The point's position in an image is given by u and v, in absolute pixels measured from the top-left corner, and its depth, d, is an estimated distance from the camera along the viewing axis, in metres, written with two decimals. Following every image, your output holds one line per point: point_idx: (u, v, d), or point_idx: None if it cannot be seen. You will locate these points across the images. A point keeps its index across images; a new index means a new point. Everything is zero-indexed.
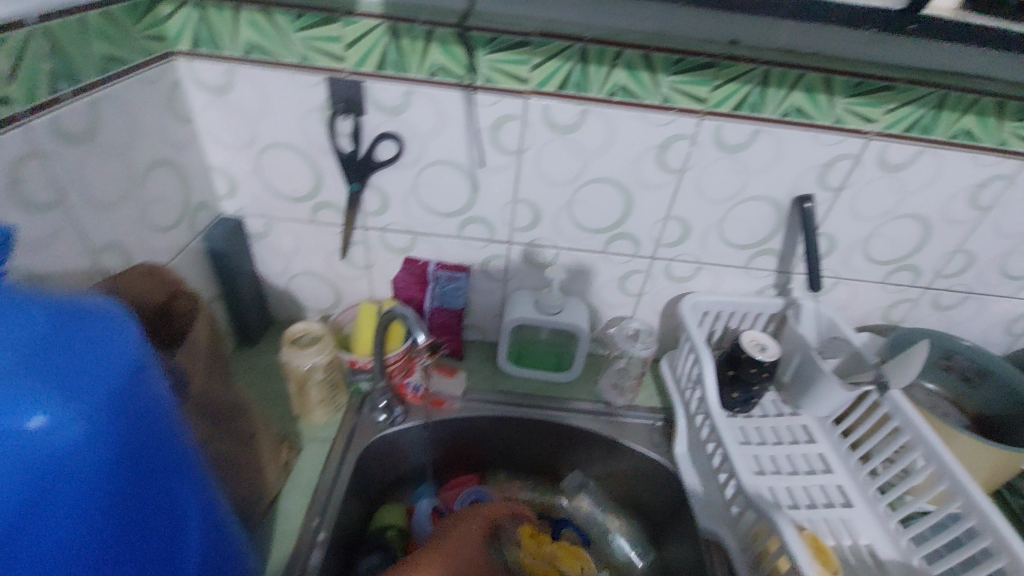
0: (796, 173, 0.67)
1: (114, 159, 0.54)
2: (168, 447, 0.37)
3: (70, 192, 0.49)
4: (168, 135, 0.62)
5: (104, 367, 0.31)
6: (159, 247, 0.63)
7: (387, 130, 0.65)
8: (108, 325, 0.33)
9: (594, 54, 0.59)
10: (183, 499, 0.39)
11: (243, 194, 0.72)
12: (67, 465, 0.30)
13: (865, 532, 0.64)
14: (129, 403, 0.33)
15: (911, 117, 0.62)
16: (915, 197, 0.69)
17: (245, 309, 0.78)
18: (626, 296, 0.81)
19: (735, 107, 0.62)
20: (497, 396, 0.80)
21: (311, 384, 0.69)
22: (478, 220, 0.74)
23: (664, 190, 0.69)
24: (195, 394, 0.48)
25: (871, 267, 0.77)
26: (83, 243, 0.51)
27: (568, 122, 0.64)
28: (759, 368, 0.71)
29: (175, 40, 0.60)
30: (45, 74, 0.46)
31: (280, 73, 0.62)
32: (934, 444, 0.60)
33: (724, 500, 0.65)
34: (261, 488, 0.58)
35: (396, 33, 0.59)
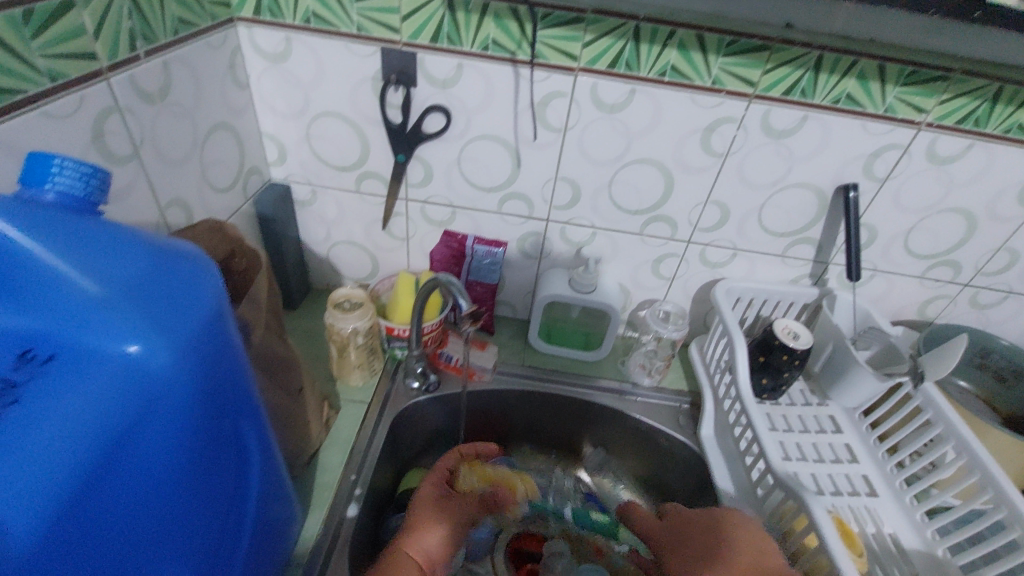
0: (842, 161, 0.67)
1: (180, 119, 0.57)
2: (237, 387, 0.39)
3: (144, 147, 0.53)
4: (227, 100, 0.64)
5: (194, 305, 0.34)
6: (215, 207, 0.65)
7: (436, 102, 0.67)
8: (194, 268, 0.35)
9: (647, 33, 0.59)
10: (244, 439, 0.41)
11: (292, 161, 0.75)
12: (161, 393, 0.32)
13: (889, 521, 0.65)
14: (212, 340, 0.35)
15: (964, 109, 0.62)
16: (962, 191, 0.68)
17: (289, 273, 0.81)
18: (659, 279, 0.82)
19: (786, 92, 0.62)
20: (526, 371, 0.82)
21: (350, 347, 0.71)
22: (518, 196, 0.75)
23: (706, 174, 0.70)
24: (257, 344, 0.52)
25: (910, 261, 0.77)
26: (151, 198, 0.55)
27: (615, 101, 0.64)
28: (790, 356, 0.72)
29: (237, 7, 0.62)
30: (125, 32, 0.49)
31: (336, 42, 0.63)
32: (966, 437, 0.60)
33: (750, 482, 0.66)
34: (304, 441, 0.60)
35: (452, 6, 0.59)
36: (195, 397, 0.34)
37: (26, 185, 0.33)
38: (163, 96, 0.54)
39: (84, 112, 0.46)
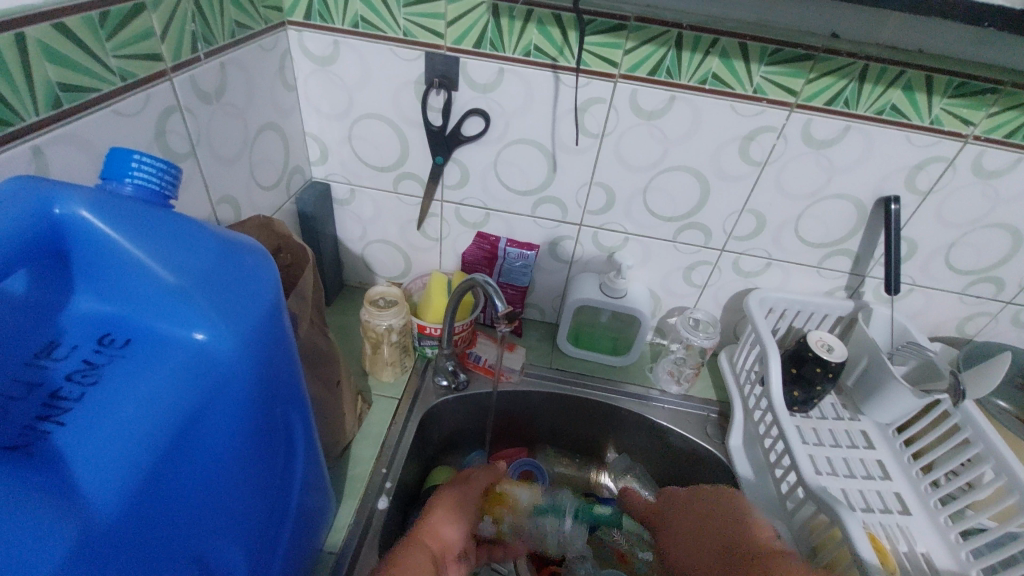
0: (884, 173, 0.66)
1: (233, 118, 0.60)
2: (288, 377, 0.41)
3: (200, 145, 0.55)
4: (275, 100, 0.67)
5: (256, 296, 0.35)
6: (261, 204, 0.67)
7: (476, 106, 0.68)
8: (257, 261, 0.37)
9: (689, 41, 0.59)
10: (292, 426, 0.43)
11: (333, 161, 0.77)
12: (225, 381, 0.34)
13: (921, 540, 0.63)
14: (271, 331, 0.37)
15: (1013, 122, 0.60)
16: (1009, 206, 0.67)
17: (325, 269, 0.83)
18: (690, 286, 0.82)
19: (829, 102, 0.62)
20: (553, 373, 0.83)
21: (383, 344, 0.73)
22: (552, 200, 0.76)
23: (743, 182, 0.70)
24: (301, 337, 0.54)
25: (951, 276, 0.75)
26: (204, 194, 0.57)
27: (654, 108, 0.65)
28: (823, 368, 0.71)
29: (289, 12, 0.64)
30: (188, 34, 0.51)
31: (382, 46, 0.65)
32: (1006, 457, 0.59)
33: (780, 494, 0.66)
34: (339, 433, 0.62)
35: (496, 12, 0.61)
36: (255, 385, 0.36)
37: (106, 178, 0.35)
38: (219, 96, 0.57)
39: (149, 110, 0.48)
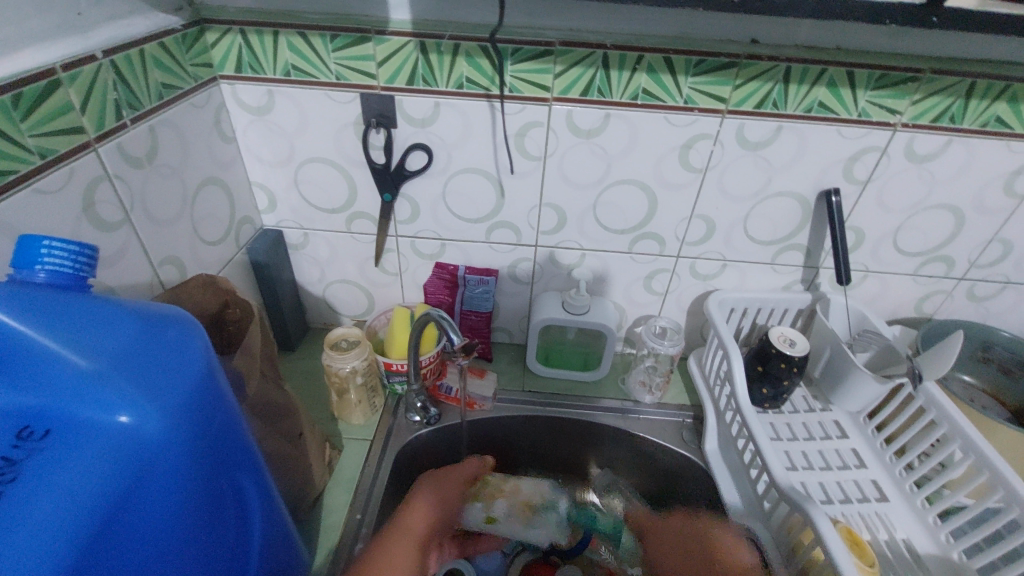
0: (820, 167, 0.68)
1: (168, 178, 0.59)
2: (235, 442, 0.40)
3: (135, 211, 0.55)
4: (214, 155, 0.66)
5: (181, 368, 0.35)
6: (208, 259, 0.67)
7: (417, 141, 0.69)
8: (181, 333, 0.37)
9: (615, 59, 0.60)
10: (245, 492, 0.42)
11: (283, 207, 0.76)
12: (155, 458, 0.34)
13: (901, 527, 0.64)
14: (204, 400, 0.36)
15: (938, 107, 0.62)
16: (945, 187, 0.69)
17: (285, 316, 0.82)
18: (652, 294, 0.82)
19: (757, 105, 0.63)
20: (526, 396, 0.82)
21: (349, 386, 0.72)
22: (505, 224, 0.76)
23: (688, 189, 0.71)
24: (252, 395, 0.53)
25: (902, 259, 0.76)
26: (144, 258, 0.56)
27: (591, 126, 0.66)
28: (788, 363, 0.71)
29: (219, 67, 0.65)
30: (111, 102, 0.51)
31: (316, 91, 0.65)
32: (972, 436, 0.59)
33: (757, 495, 0.66)
34: (306, 483, 0.61)
35: (425, 49, 0.61)
36: (189, 458, 0.35)
37: (18, 267, 0.35)
38: (152, 159, 0.56)
39: (75, 183, 0.48)
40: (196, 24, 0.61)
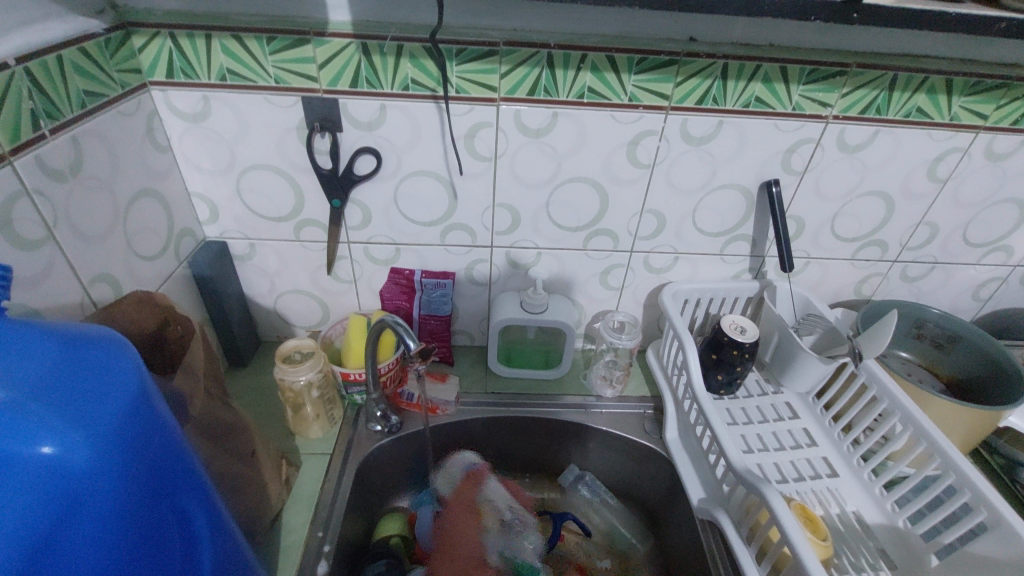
0: (761, 160, 0.70)
1: (98, 192, 0.56)
2: (176, 465, 0.39)
3: (60, 227, 0.51)
4: (148, 165, 0.63)
5: (111, 390, 0.34)
6: (146, 276, 0.63)
7: (364, 145, 0.67)
8: (108, 353, 0.35)
9: (559, 59, 0.61)
10: (191, 515, 0.40)
11: (226, 218, 0.74)
12: (86, 489, 0.32)
13: (851, 500, 0.67)
14: (137, 424, 0.35)
15: (864, 99, 0.65)
16: (876, 174, 0.72)
17: (234, 330, 0.79)
18: (608, 290, 0.84)
19: (698, 102, 0.65)
20: (489, 398, 0.82)
21: (305, 399, 0.70)
22: (459, 226, 0.75)
23: (637, 185, 0.72)
24: (197, 416, 0.51)
25: (840, 245, 0.80)
26: (72, 277, 0.53)
27: (539, 126, 0.66)
28: (740, 350, 0.73)
29: (149, 72, 0.61)
30: (28, 113, 0.47)
31: (255, 96, 0.63)
32: (910, 408, 0.63)
33: (716, 479, 0.67)
34: (261, 504, 0.59)
35: (367, 51, 0.60)
36: (124, 485, 0.34)
37: None
38: (77, 173, 0.53)
39: None
40: (121, 27, 0.58)
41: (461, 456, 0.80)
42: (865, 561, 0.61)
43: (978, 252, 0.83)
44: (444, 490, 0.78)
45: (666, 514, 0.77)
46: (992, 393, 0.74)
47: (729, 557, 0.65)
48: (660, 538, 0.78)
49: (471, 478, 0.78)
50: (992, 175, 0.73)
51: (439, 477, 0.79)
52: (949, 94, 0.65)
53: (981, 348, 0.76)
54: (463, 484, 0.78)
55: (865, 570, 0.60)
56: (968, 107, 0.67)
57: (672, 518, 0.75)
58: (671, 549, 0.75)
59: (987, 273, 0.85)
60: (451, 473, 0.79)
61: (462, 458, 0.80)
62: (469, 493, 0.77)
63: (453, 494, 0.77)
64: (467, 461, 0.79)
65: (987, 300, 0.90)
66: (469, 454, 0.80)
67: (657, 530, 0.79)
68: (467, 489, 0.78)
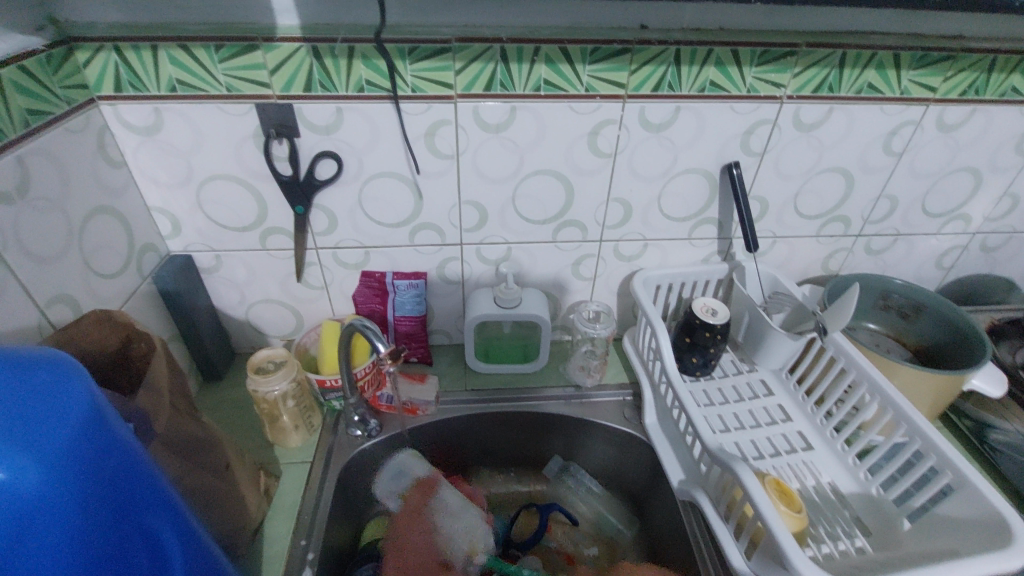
0: (720, 143, 0.71)
1: (50, 212, 0.55)
2: (138, 484, 0.38)
3: (10, 249, 0.50)
4: (102, 182, 0.62)
5: (60, 412, 0.33)
6: (107, 295, 0.62)
7: (324, 149, 0.67)
8: (58, 374, 0.34)
9: (513, 53, 0.61)
10: (160, 531, 0.40)
11: (189, 231, 0.73)
12: (37, 516, 0.31)
13: (827, 471, 0.68)
14: (90, 443, 0.34)
15: (816, 78, 0.67)
16: (833, 151, 0.74)
17: (206, 344, 0.78)
18: (581, 280, 0.84)
19: (654, 89, 0.65)
20: (469, 395, 0.82)
21: (280, 410, 0.70)
22: (427, 226, 0.75)
23: (600, 174, 0.72)
24: (162, 432, 0.50)
25: (804, 222, 0.81)
26: (26, 300, 0.52)
27: (498, 121, 0.66)
28: (711, 332, 0.74)
29: (96, 87, 0.60)
30: None
31: (207, 106, 0.62)
32: (876, 379, 0.65)
33: (694, 460, 0.68)
34: (238, 516, 0.59)
35: (318, 54, 0.59)
36: (79, 508, 0.33)
37: None
38: (25, 194, 0.52)
39: None
40: (63, 43, 0.56)
41: (401, 455, 0.78)
42: (840, 530, 0.63)
43: (938, 222, 0.85)
44: (392, 498, 0.75)
45: (650, 497, 0.78)
46: (955, 357, 0.76)
47: (710, 536, 0.66)
48: (645, 522, 0.79)
49: (422, 486, 0.76)
50: (945, 146, 0.75)
51: (388, 481, 0.76)
52: (897, 68, 0.67)
53: (944, 316, 0.78)
54: (412, 493, 0.75)
55: (841, 538, 0.62)
56: (917, 80, 0.68)
57: (656, 501, 0.76)
58: (657, 532, 0.76)
59: (948, 242, 0.87)
60: (396, 472, 0.76)
61: (414, 463, 0.77)
62: (420, 498, 0.75)
63: (401, 504, 0.75)
64: (417, 465, 0.77)
65: (951, 268, 0.92)
66: (419, 458, 0.78)
67: (642, 516, 0.80)
68: (417, 497, 0.75)
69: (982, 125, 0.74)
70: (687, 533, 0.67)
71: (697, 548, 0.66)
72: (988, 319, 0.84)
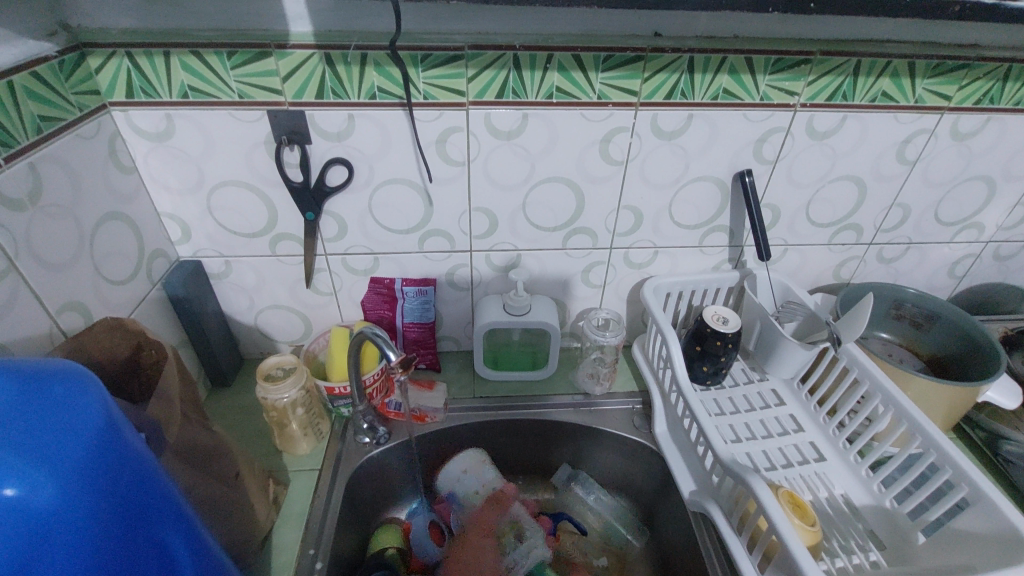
0: (732, 151, 0.71)
1: (61, 219, 0.54)
2: (150, 496, 0.38)
3: (22, 256, 0.50)
4: (113, 188, 0.62)
5: (76, 425, 0.33)
6: (117, 301, 0.62)
7: (335, 155, 0.66)
8: (74, 386, 0.34)
9: (526, 60, 0.61)
10: (172, 544, 0.40)
11: (198, 236, 0.72)
12: (49, 531, 0.31)
13: (839, 483, 0.68)
14: (104, 457, 0.34)
15: (831, 86, 0.66)
16: (846, 159, 0.73)
17: (215, 350, 0.77)
18: (590, 287, 0.84)
19: (666, 96, 0.65)
20: (478, 402, 0.82)
21: (290, 418, 0.69)
22: (437, 232, 0.75)
23: (612, 181, 0.72)
24: (174, 441, 0.49)
25: (816, 230, 0.81)
26: (38, 307, 0.52)
27: (510, 128, 0.66)
28: (723, 341, 0.74)
29: (108, 92, 0.60)
30: None
31: (219, 112, 0.62)
32: (890, 390, 0.64)
33: (705, 470, 0.68)
34: (248, 524, 0.58)
35: (330, 61, 0.59)
36: (91, 523, 0.33)
37: None
38: (37, 200, 0.52)
39: None
40: (76, 48, 0.56)
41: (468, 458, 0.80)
42: (854, 543, 0.62)
43: (951, 231, 0.84)
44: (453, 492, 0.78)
45: (659, 507, 0.78)
46: (969, 368, 0.75)
47: (722, 549, 0.65)
48: (655, 532, 0.79)
49: (497, 498, 0.79)
50: (959, 154, 0.75)
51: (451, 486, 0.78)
52: (912, 76, 0.66)
53: (958, 326, 0.77)
54: (485, 509, 0.78)
55: (854, 552, 0.61)
56: (932, 89, 0.68)
57: (665, 511, 0.76)
58: (667, 543, 0.75)
59: (960, 250, 0.87)
60: (474, 474, 0.78)
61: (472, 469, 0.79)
62: (493, 513, 0.78)
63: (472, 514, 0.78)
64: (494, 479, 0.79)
65: (963, 277, 0.91)
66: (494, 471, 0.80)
67: (652, 526, 0.79)
68: (490, 514, 0.78)
69: (996, 134, 0.73)
70: (699, 545, 0.67)
71: (708, 560, 0.65)
72: (1001, 329, 0.84)
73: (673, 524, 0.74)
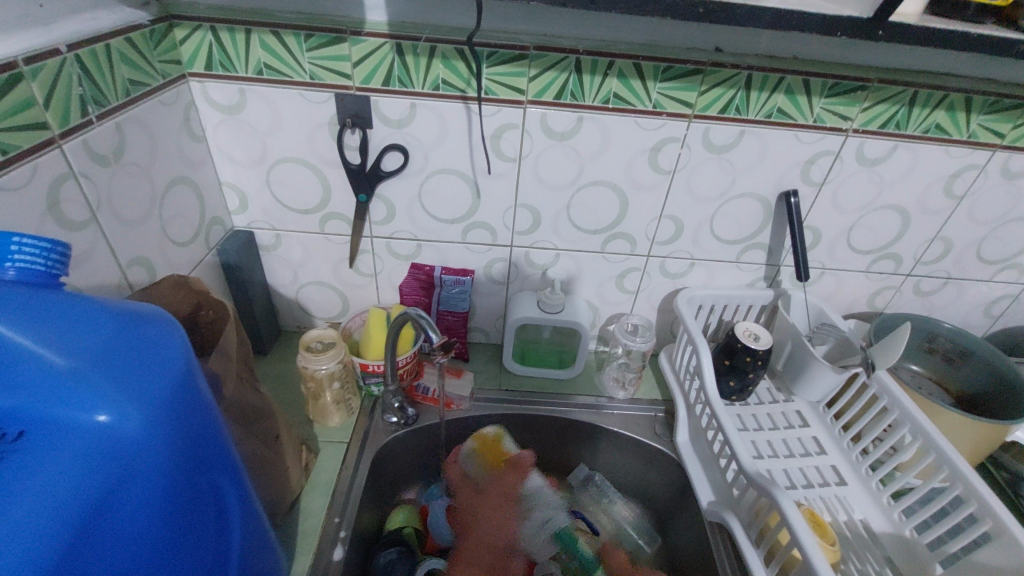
0: (780, 170, 0.71)
1: (137, 177, 0.57)
2: (212, 442, 0.40)
3: (102, 210, 0.53)
4: (184, 154, 0.65)
5: (161, 366, 0.35)
6: (177, 261, 0.65)
7: (393, 142, 0.69)
8: (161, 330, 0.37)
9: (588, 65, 0.63)
10: (226, 493, 0.42)
11: (254, 208, 0.75)
12: (135, 460, 0.33)
13: (858, 508, 0.68)
14: (183, 399, 0.36)
15: (884, 114, 0.67)
16: (892, 189, 0.73)
17: (257, 318, 0.80)
18: (623, 293, 0.85)
19: (721, 111, 0.66)
20: (504, 394, 0.83)
21: (325, 390, 0.72)
22: (480, 225, 0.77)
23: (657, 190, 0.73)
24: (228, 397, 0.52)
25: (855, 257, 0.81)
26: (111, 258, 0.54)
27: (564, 129, 0.67)
28: (752, 357, 0.74)
29: (189, 63, 0.63)
30: (77, 98, 0.49)
31: (289, 91, 0.65)
32: (920, 420, 0.64)
33: (726, 482, 0.68)
34: (282, 486, 0.61)
35: (401, 50, 0.62)
36: (168, 456, 0.35)
37: None
38: (119, 158, 0.55)
39: (37, 181, 0.45)
40: (165, 20, 0.60)
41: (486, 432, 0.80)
42: (870, 568, 0.62)
43: (992, 269, 0.83)
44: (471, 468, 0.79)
45: (673, 515, 0.78)
46: (1000, 408, 0.75)
47: (737, 560, 0.66)
48: (667, 539, 0.79)
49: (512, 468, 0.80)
50: (1007, 194, 0.74)
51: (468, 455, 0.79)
52: (968, 111, 0.66)
53: (990, 364, 0.77)
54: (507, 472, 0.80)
55: None
56: (986, 125, 0.68)
57: (680, 519, 0.76)
58: (678, 551, 0.76)
59: (998, 290, 0.86)
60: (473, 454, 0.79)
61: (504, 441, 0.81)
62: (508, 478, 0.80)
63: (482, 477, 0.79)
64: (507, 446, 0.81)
65: (999, 317, 0.91)
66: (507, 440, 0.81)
67: (664, 533, 0.80)
68: (510, 478, 0.80)
69: None
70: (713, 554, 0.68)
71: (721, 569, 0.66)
72: None
73: (687, 530, 0.74)
